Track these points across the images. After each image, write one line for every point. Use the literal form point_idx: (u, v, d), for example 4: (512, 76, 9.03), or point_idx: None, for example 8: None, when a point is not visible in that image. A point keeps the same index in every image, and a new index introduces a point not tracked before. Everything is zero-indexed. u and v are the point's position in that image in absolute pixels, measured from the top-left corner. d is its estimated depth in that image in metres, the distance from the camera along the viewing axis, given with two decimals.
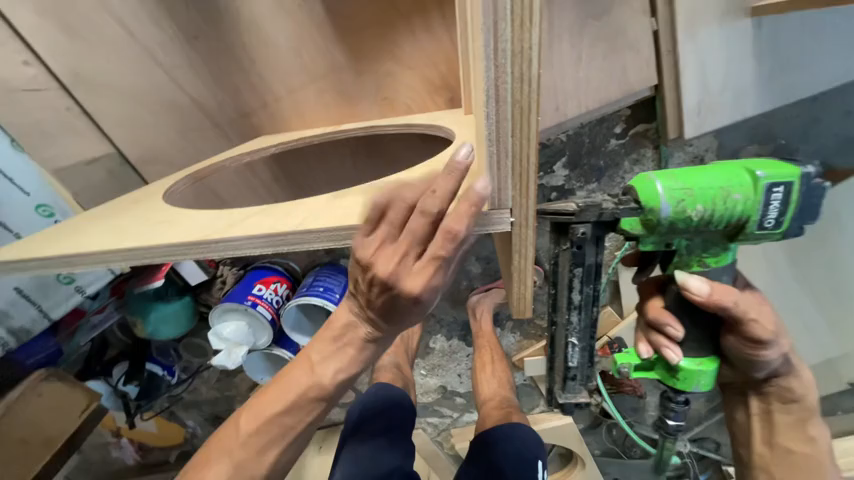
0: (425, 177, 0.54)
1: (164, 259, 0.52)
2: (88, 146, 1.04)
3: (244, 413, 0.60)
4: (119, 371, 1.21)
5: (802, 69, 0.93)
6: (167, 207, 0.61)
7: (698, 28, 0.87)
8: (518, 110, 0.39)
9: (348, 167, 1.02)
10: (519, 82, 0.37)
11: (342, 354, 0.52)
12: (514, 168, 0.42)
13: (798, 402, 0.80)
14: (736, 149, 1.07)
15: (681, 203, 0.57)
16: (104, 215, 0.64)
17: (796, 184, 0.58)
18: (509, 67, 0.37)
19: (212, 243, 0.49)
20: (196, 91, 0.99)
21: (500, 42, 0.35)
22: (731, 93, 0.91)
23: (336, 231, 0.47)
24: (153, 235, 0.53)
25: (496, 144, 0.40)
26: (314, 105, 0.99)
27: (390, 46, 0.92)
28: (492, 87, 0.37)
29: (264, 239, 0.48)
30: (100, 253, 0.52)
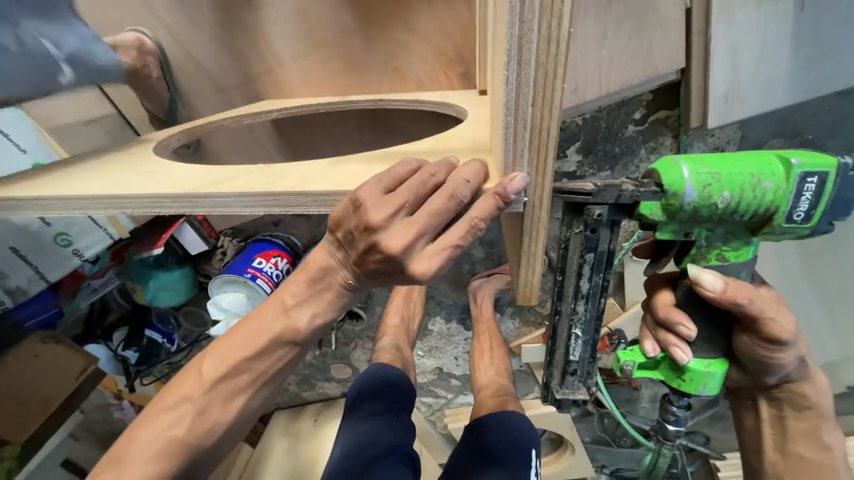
0: (435, 152, 0.51)
1: (149, 211, 0.48)
2: (87, 105, 1.01)
3: (205, 358, 0.56)
4: (119, 336, 1.25)
5: (842, 55, 0.86)
6: (158, 161, 0.58)
7: (735, 7, 0.81)
8: (542, 76, 0.35)
9: (353, 140, 1.00)
10: (545, 42, 0.34)
11: (320, 297, 0.49)
12: (531, 140, 0.39)
13: (813, 409, 0.79)
14: (760, 142, 1.02)
15: (707, 189, 0.54)
16: (91, 163, 0.60)
17: (832, 175, 0.54)
18: (537, 24, 0.33)
19: (201, 197, 0.46)
20: (199, 53, 0.95)
21: None
22: (762, 79, 0.86)
23: (335, 195, 0.44)
24: (140, 185, 0.50)
25: (513, 113, 0.37)
26: (321, 72, 0.95)
27: (403, 13, 0.87)
28: (515, 46, 0.34)
29: (257, 198, 0.45)
30: (83, 199, 0.49)
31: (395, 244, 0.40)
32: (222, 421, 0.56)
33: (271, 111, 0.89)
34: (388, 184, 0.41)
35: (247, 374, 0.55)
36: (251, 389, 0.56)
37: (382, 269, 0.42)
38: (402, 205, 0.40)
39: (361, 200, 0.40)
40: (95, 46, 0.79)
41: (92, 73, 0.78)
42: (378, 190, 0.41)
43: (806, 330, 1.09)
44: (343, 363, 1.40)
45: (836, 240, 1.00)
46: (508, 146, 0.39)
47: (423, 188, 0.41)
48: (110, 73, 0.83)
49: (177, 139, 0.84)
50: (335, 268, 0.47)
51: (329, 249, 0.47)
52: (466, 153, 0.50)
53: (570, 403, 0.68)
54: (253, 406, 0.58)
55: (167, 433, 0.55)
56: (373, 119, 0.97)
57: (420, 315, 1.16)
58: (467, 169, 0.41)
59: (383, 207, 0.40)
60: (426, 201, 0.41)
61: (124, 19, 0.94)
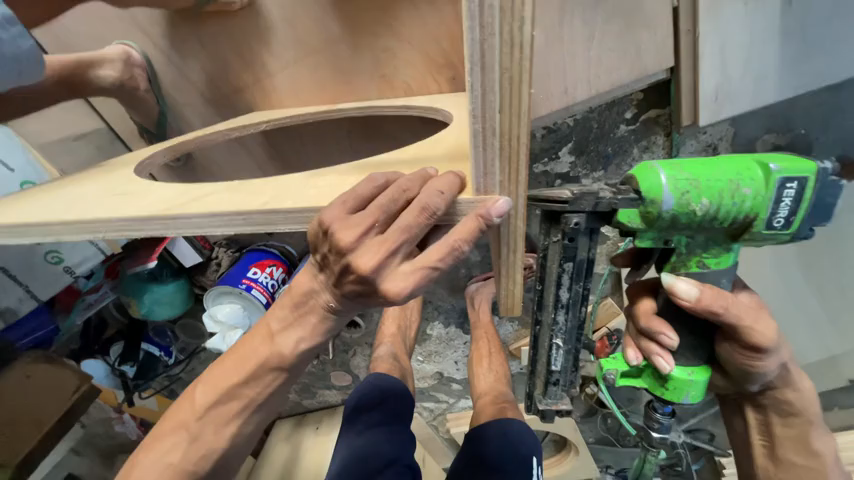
0: (413, 161, 0.51)
1: (124, 235, 0.48)
2: (76, 120, 1.00)
3: (198, 385, 0.55)
4: (116, 350, 1.23)
5: (829, 48, 0.85)
6: (142, 181, 0.57)
7: (722, 2, 0.81)
8: (508, 80, 0.35)
9: (344, 146, 1.00)
10: (508, 47, 0.33)
11: (304, 321, 0.48)
12: (503, 147, 0.38)
13: (799, 416, 0.76)
14: (751, 138, 1.02)
15: (685, 196, 0.53)
16: (74, 185, 0.59)
17: (812, 180, 0.53)
18: (498, 29, 0.32)
19: (173, 220, 0.45)
20: (186, 64, 0.95)
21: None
22: (749, 75, 0.85)
23: (307, 211, 0.43)
24: (119, 208, 0.49)
25: (482, 124, 0.36)
26: (308, 81, 0.94)
27: (388, 18, 0.86)
28: (477, 53, 0.33)
29: (229, 217, 0.44)
30: (58, 224, 0.48)
31: (367, 263, 0.39)
32: (203, 446, 0.54)
33: (258, 124, 0.88)
34: (352, 206, 0.40)
35: (237, 401, 0.53)
36: (246, 413, 0.54)
37: (359, 290, 0.41)
38: (372, 224, 0.40)
39: (327, 224, 0.40)
40: (6, 33, 0.62)
41: (5, 69, 0.64)
42: (344, 212, 0.40)
43: (796, 321, 1.11)
44: (343, 370, 1.40)
45: (835, 237, 0.97)
46: (478, 153, 0.38)
47: (392, 208, 0.40)
48: (32, 68, 0.67)
49: (162, 156, 0.83)
50: (317, 289, 0.46)
51: (312, 272, 0.46)
52: (446, 161, 0.49)
53: (555, 413, 0.67)
54: (248, 431, 0.57)
55: (163, 461, 0.54)
56: (363, 126, 0.97)
57: (417, 321, 1.15)
58: (442, 180, 0.40)
59: (350, 230, 0.39)
60: (398, 217, 0.40)
61: (111, 33, 0.94)
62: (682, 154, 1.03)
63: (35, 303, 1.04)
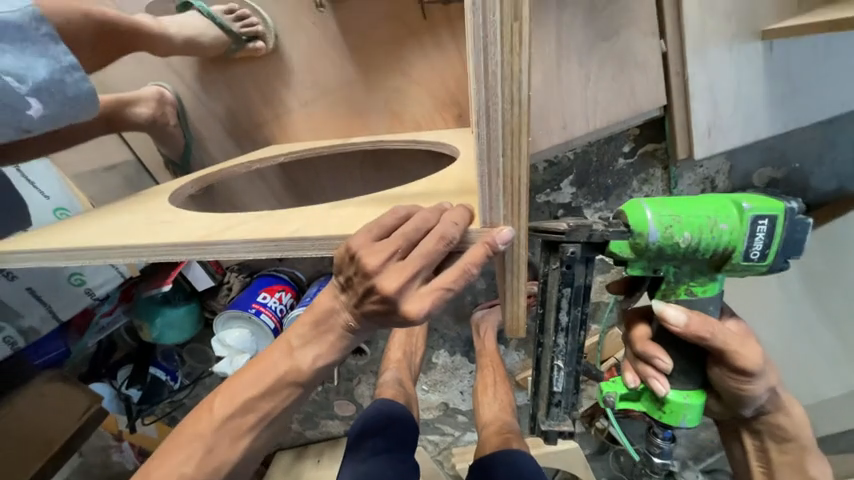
0: (427, 193, 0.55)
1: (160, 259, 0.51)
2: (109, 153, 1.08)
3: (217, 396, 0.56)
4: (124, 374, 1.24)
5: (814, 90, 0.91)
6: (173, 210, 0.62)
7: (708, 50, 0.87)
8: (509, 129, 0.39)
9: (356, 177, 1.05)
10: (509, 103, 0.38)
11: (322, 339, 0.51)
12: (505, 186, 0.42)
13: (793, 441, 0.75)
14: (748, 171, 1.05)
15: (669, 230, 0.56)
16: (110, 215, 0.64)
17: (781, 217, 0.56)
18: (500, 89, 0.37)
19: (205, 247, 0.49)
20: (214, 103, 1.04)
21: (491, 63, 0.36)
22: (740, 114, 0.90)
23: (334, 239, 0.47)
24: (155, 235, 0.53)
25: (488, 166, 0.40)
26: (325, 119, 1.02)
27: (400, 64, 0.94)
28: (483, 108, 0.38)
29: (259, 244, 0.48)
30: (96, 249, 0.52)
31: (391, 285, 0.41)
32: (207, 466, 0.55)
33: (277, 156, 0.94)
34: (377, 234, 0.43)
35: (254, 413, 0.54)
36: (258, 429, 0.56)
37: (379, 310, 0.43)
38: (394, 250, 0.42)
39: (353, 249, 0.43)
40: (69, 75, 0.70)
41: (65, 105, 0.72)
42: (369, 239, 0.43)
43: (811, 356, 1.05)
44: (347, 399, 1.38)
45: (836, 263, 0.98)
46: (484, 191, 0.42)
47: (416, 235, 0.43)
48: (87, 104, 0.74)
49: (190, 186, 0.89)
50: (338, 308, 0.49)
51: (334, 291, 0.49)
52: (456, 194, 0.53)
53: (558, 435, 0.67)
54: (259, 445, 0.58)
55: (178, 470, 0.54)
56: (374, 159, 1.03)
57: (423, 348, 1.16)
58: (455, 213, 0.44)
59: (375, 255, 0.42)
60: (417, 245, 0.43)
61: (149, 76, 1.03)
62: (681, 187, 1.06)
63: (55, 323, 1.07)
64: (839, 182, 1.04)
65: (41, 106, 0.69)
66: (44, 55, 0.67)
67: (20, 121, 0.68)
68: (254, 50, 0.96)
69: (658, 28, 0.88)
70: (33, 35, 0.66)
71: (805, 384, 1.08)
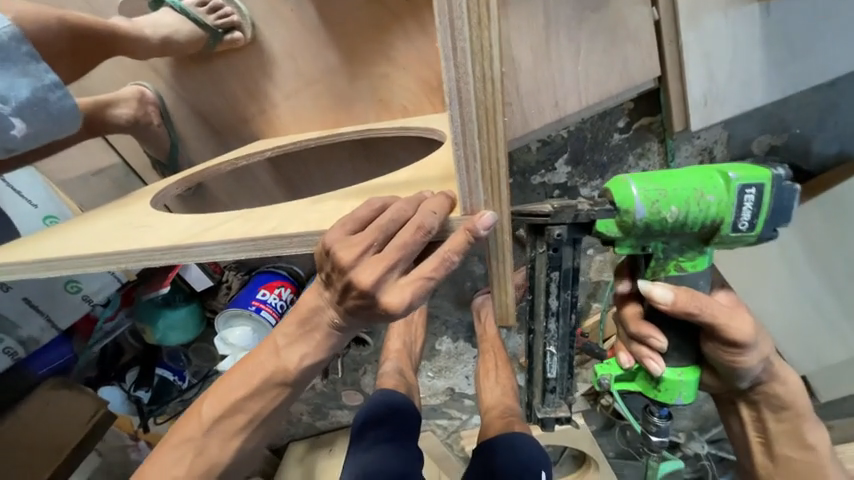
0: (410, 181, 0.54)
1: (141, 265, 0.50)
2: (94, 157, 1.06)
3: (204, 399, 0.57)
4: (131, 377, 1.26)
5: (816, 50, 0.87)
6: (158, 213, 0.61)
7: (701, 16, 0.84)
8: (483, 111, 0.37)
9: (347, 169, 1.04)
10: (482, 82, 0.36)
11: (309, 338, 0.50)
12: (483, 171, 0.40)
13: (790, 409, 0.75)
14: (746, 139, 1.02)
15: (655, 204, 0.54)
16: (95, 220, 0.63)
17: (770, 185, 0.54)
18: (471, 68, 0.35)
19: (186, 248, 0.48)
20: (196, 100, 1.01)
21: (459, 41, 0.34)
22: (737, 82, 0.87)
23: (313, 235, 0.46)
24: (137, 240, 0.52)
25: (464, 150, 0.39)
26: (310, 110, 0.99)
27: (383, 48, 0.91)
28: (454, 89, 0.36)
29: (238, 242, 0.47)
30: (76, 257, 0.51)
31: (367, 279, 0.40)
32: (206, 465, 0.56)
33: (263, 151, 0.93)
34: (352, 228, 0.43)
35: (243, 413, 0.55)
36: (249, 429, 0.56)
37: (360, 305, 0.42)
38: (370, 243, 0.41)
39: (328, 246, 0.42)
40: (51, 93, 0.70)
41: (46, 123, 0.72)
42: (344, 233, 0.42)
43: (817, 324, 1.04)
44: (354, 389, 1.40)
45: (841, 230, 0.96)
46: (463, 176, 0.41)
47: (390, 227, 0.42)
48: (70, 119, 0.75)
49: (175, 188, 0.87)
50: (323, 306, 0.48)
51: (319, 288, 0.48)
52: (438, 181, 0.51)
53: (554, 421, 0.67)
54: (251, 446, 0.58)
55: (169, 474, 0.55)
56: (363, 149, 1.01)
57: (423, 337, 1.16)
58: (433, 202, 0.43)
59: (348, 250, 0.41)
60: (394, 237, 0.42)
61: (128, 76, 1.01)
62: (679, 159, 1.04)
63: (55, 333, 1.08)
64: (840, 145, 1.02)
65: (24, 125, 0.70)
66: (25, 75, 0.67)
67: (2, 139, 0.69)
68: (231, 43, 0.93)
69: None
70: (14, 53, 0.66)
71: (810, 352, 1.08)
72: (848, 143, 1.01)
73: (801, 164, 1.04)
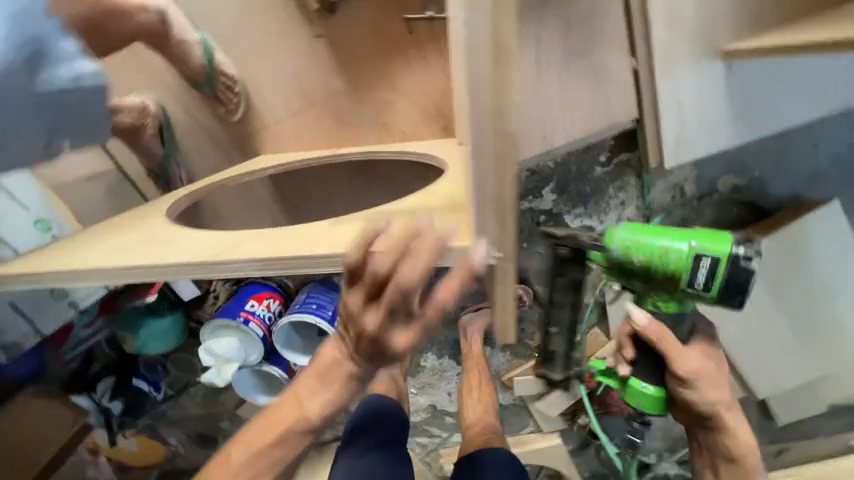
0: (423, 207, 0.57)
1: (176, 278, 0.52)
2: (91, 163, 1.06)
3: (234, 447, 0.61)
4: (105, 386, 1.18)
5: (773, 104, 0.99)
6: (176, 229, 0.62)
7: (673, 68, 0.93)
8: (498, 158, 0.43)
9: (344, 186, 1.06)
10: (497, 136, 0.42)
11: (326, 388, 0.53)
12: (494, 205, 0.45)
13: (744, 447, 0.81)
14: (713, 179, 1.13)
15: (626, 251, 0.68)
16: (108, 235, 0.64)
17: (721, 259, 0.64)
18: (488, 125, 0.41)
19: (221, 264, 0.51)
20: (202, 114, 1.04)
21: (480, 105, 0.41)
22: (703, 127, 0.97)
23: (338, 257, 0.48)
24: (163, 255, 0.53)
25: (480, 193, 0.45)
26: (313, 129, 1.03)
27: (388, 77, 0.97)
28: (474, 140, 0.42)
29: (275, 260, 0.50)
30: (92, 268, 0.52)
31: (371, 327, 0.45)
32: None
33: (267, 170, 0.98)
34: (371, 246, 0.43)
35: None
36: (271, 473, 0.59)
37: (373, 352, 0.47)
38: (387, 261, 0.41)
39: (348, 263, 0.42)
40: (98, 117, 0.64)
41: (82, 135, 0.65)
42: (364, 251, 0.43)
43: (775, 349, 1.14)
44: None
45: (790, 261, 1.09)
46: (478, 217, 0.46)
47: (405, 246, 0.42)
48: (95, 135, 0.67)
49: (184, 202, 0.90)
50: (341, 359, 0.51)
51: (337, 344, 0.51)
52: (442, 214, 0.55)
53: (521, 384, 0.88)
54: (243, 461, 0.59)
55: None
56: (362, 168, 1.05)
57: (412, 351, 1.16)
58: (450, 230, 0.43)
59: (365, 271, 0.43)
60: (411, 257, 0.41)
61: (135, 85, 1.03)
62: (653, 194, 1.13)
63: (39, 337, 1.05)
64: (792, 188, 1.14)
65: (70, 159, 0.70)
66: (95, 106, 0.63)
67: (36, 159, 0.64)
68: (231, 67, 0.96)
69: (630, 47, 0.93)
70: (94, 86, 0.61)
71: (770, 376, 1.16)
72: (799, 186, 1.14)
73: (760, 204, 1.15)
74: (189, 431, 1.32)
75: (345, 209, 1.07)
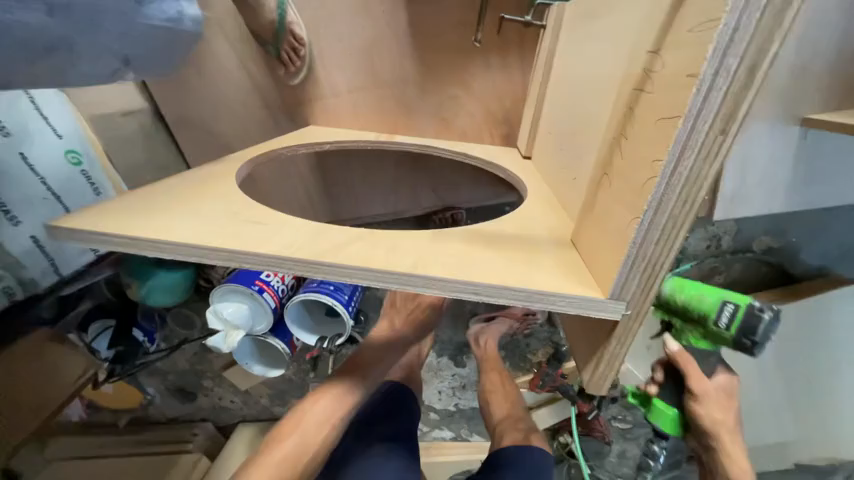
0: (526, 235, 0.47)
1: (260, 269, 0.44)
2: (123, 94, 0.97)
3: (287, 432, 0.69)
4: (96, 329, 1.03)
5: (832, 180, 0.99)
6: (241, 202, 0.55)
7: (752, 124, 0.91)
8: (670, 224, 0.31)
9: (389, 175, 1.05)
10: (681, 201, 0.30)
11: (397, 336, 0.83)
12: (642, 271, 0.34)
13: None
14: (751, 237, 1.13)
15: (677, 293, 0.61)
16: (153, 193, 0.56)
17: (744, 308, 0.56)
18: (677, 187, 0.29)
19: (316, 266, 0.41)
20: (253, 68, 0.95)
21: (680, 158, 0.29)
22: (762, 188, 0.97)
23: (458, 285, 0.38)
24: (230, 237, 0.46)
25: (636, 255, 0.33)
26: (369, 109, 0.96)
27: (463, 72, 0.91)
28: (653, 198, 0.30)
29: (380, 273, 0.40)
30: (157, 238, 0.45)
31: None
32: None
33: (323, 145, 0.88)
34: None
35: None
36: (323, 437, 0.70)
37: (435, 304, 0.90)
38: None
39: None
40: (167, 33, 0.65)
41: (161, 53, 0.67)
42: None
43: (766, 406, 1.18)
44: None
45: (805, 328, 1.12)
46: (621, 278, 0.34)
47: None
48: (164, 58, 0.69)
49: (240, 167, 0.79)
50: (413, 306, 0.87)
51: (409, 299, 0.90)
52: (552, 245, 0.45)
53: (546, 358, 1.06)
54: None
55: None
56: (413, 160, 1.03)
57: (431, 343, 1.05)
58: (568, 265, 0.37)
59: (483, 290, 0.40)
60: None
61: None
62: (690, 241, 1.13)
63: (54, 278, 0.87)
64: (822, 261, 1.15)
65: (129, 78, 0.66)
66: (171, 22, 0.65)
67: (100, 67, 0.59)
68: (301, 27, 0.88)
69: None
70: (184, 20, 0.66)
71: (753, 430, 1.19)
72: (830, 261, 1.14)
73: (789, 270, 1.16)
74: (169, 383, 1.28)
75: (385, 198, 1.07)
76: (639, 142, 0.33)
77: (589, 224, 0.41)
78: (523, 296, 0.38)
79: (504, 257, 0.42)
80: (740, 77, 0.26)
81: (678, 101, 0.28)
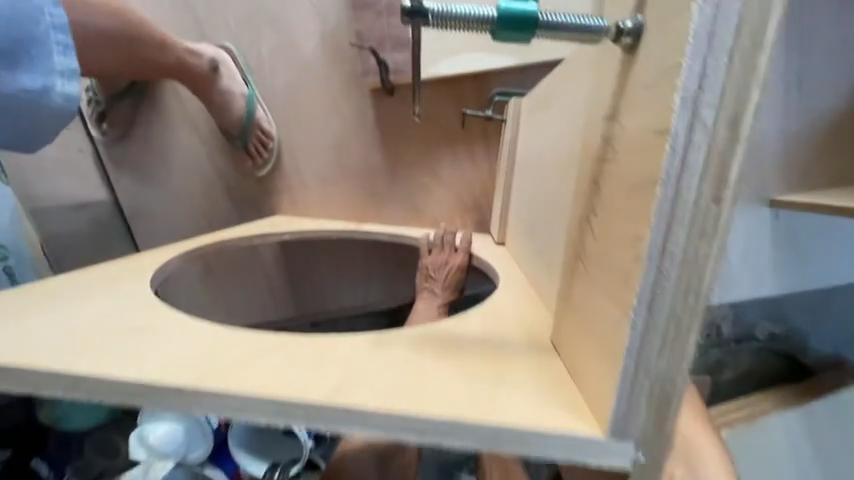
0: (495, 334, 0.38)
1: (134, 400, 0.32)
2: (84, 189, 0.94)
3: None
4: None
5: (826, 258, 0.90)
6: (155, 301, 0.45)
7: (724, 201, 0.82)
8: (672, 327, 0.22)
9: (359, 264, 0.98)
10: (681, 295, 0.22)
11: None
12: (649, 393, 0.24)
13: None
14: (753, 324, 0.99)
15: None
16: (48, 299, 0.46)
17: None
18: (672, 275, 0.21)
19: (202, 397, 0.30)
20: (221, 162, 0.93)
21: (671, 240, 0.21)
22: (749, 271, 0.87)
23: (393, 420, 0.27)
24: (107, 361, 0.34)
25: (637, 372, 0.23)
26: (338, 198, 0.93)
27: (431, 161, 0.91)
28: (643, 294, 0.22)
29: (286, 405, 0.29)
30: (22, 359, 0.35)
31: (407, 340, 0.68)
32: None
33: (282, 234, 0.82)
34: None
35: None
36: None
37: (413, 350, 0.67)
38: None
39: None
40: None
41: None
42: None
43: None
44: None
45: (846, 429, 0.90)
46: (620, 404, 0.24)
47: None
48: None
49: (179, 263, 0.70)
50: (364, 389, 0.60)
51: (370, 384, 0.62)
52: (528, 348, 0.35)
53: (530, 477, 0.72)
54: None
55: None
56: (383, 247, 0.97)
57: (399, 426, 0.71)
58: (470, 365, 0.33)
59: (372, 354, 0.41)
60: None
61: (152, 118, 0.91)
62: None
63: None
64: (839, 347, 1.01)
65: None
66: None
67: None
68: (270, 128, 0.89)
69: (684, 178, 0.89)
70: None
71: None
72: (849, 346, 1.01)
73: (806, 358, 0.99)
74: None
75: (354, 290, 0.98)
76: (611, 218, 0.26)
77: (569, 320, 0.32)
78: (490, 436, 0.26)
79: (464, 371, 0.31)
80: (720, 135, 0.19)
81: (648, 165, 0.21)
